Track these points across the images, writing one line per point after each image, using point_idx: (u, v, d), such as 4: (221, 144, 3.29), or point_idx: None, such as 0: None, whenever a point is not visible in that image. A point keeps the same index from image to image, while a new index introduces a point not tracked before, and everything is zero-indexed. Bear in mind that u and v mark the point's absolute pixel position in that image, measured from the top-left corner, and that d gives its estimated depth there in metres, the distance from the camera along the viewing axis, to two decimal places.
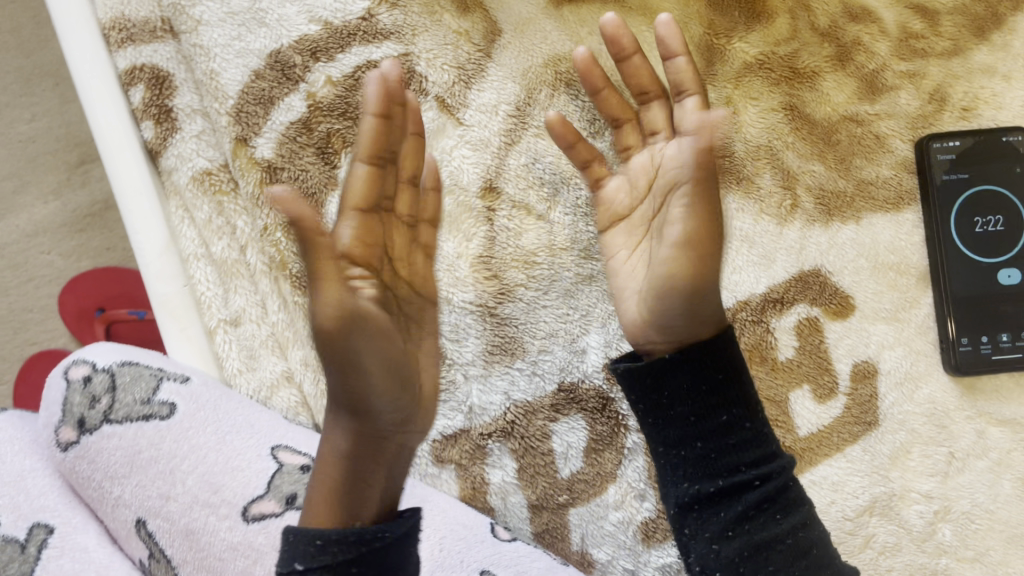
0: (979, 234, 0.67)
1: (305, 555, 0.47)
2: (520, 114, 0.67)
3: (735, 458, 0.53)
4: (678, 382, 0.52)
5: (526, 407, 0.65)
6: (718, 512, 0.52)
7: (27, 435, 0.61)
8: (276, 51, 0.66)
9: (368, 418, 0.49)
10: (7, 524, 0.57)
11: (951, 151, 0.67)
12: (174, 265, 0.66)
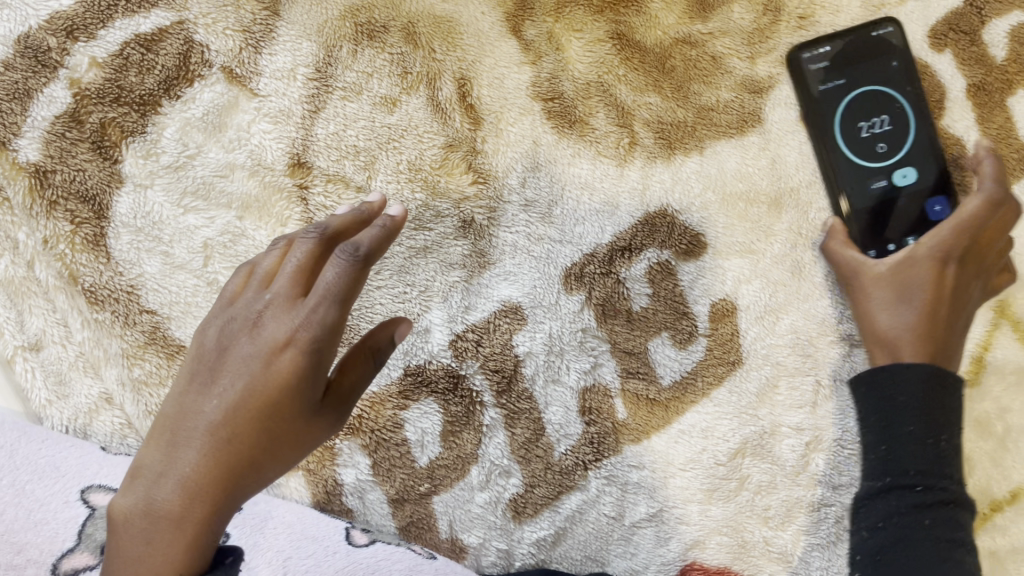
0: (867, 140, 0.60)
1: None
2: (322, 76, 0.60)
3: (905, 462, 0.51)
4: (915, 381, 0.52)
5: (372, 399, 0.60)
6: (885, 505, 0.52)
7: None
8: (26, 35, 0.57)
9: (207, 435, 0.42)
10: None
11: (822, 58, 0.61)
12: None
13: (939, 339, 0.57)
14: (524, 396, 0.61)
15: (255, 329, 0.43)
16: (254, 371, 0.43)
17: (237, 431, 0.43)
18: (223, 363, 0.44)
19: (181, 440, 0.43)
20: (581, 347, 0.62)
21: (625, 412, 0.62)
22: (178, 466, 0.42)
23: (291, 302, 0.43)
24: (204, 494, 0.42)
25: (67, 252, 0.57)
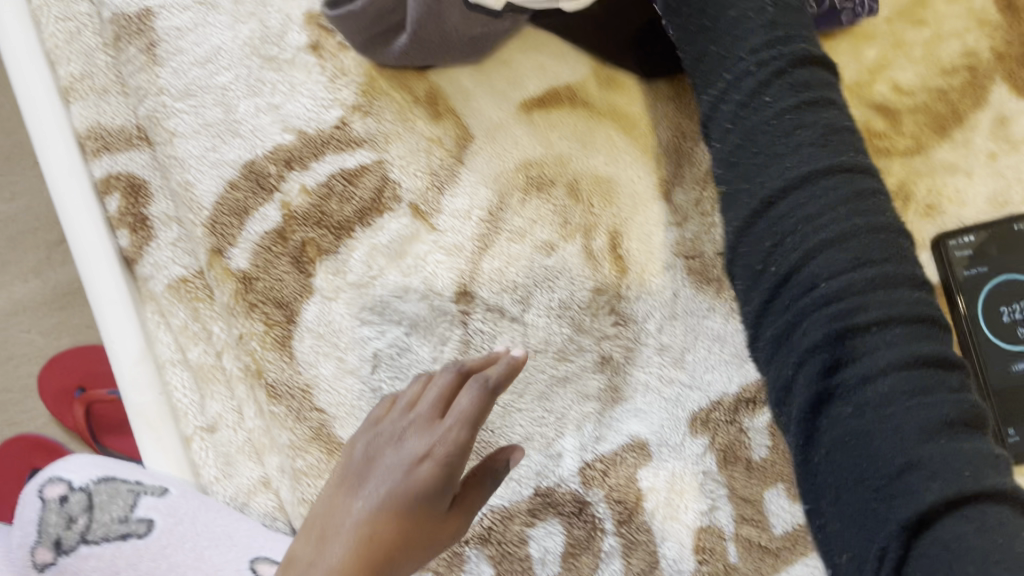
0: (1006, 324, 0.66)
1: None
2: (493, 219, 0.68)
3: (856, 380, 0.44)
4: (861, 325, 0.45)
5: (503, 512, 0.65)
6: (830, 395, 0.45)
7: None
8: (251, 161, 0.67)
9: (352, 531, 0.51)
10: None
11: (967, 246, 0.67)
12: (150, 373, 0.67)
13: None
14: (643, 527, 0.65)
15: (397, 446, 0.53)
16: (391, 480, 0.52)
17: (375, 532, 0.51)
18: (369, 471, 0.53)
19: (330, 538, 0.52)
20: (700, 488, 0.66)
21: (736, 555, 0.65)
22: (329, 558, 0.51)
23: (429, 422, 0.53)
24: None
25: (258, 349, 0.65)
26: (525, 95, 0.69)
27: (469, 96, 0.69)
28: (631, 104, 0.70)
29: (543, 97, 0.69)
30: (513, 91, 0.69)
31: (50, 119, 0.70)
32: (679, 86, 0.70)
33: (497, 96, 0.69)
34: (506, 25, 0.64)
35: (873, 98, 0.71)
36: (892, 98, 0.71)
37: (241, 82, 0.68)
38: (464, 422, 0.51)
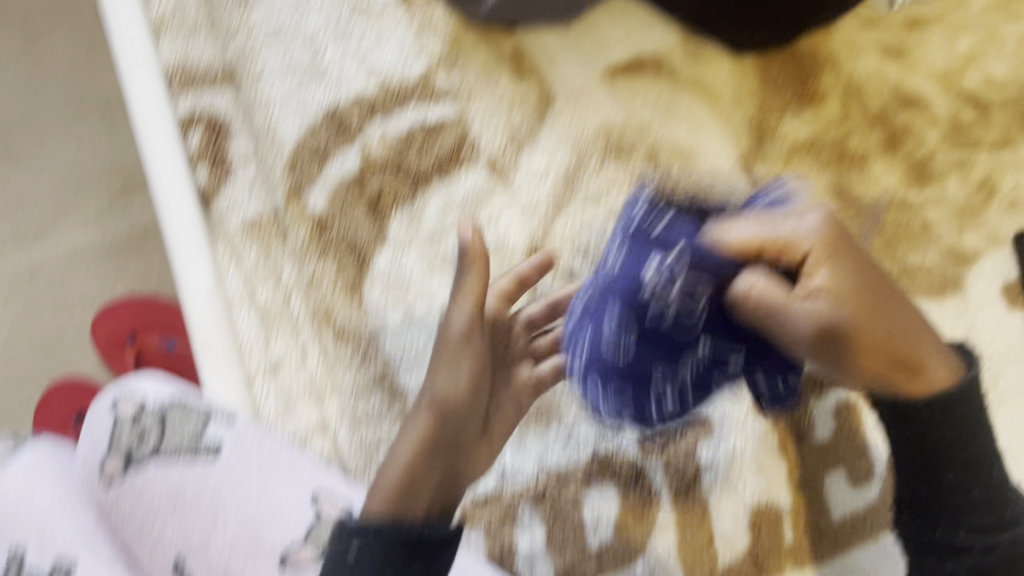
0: None
1: (361, 535, 0.50)
2: (570, 180, 0.68)
3: (958, 490, 0.58)
4: (949, 481, 0.58)
5: (559, 474, 0.65)
6: (960, 520, 0.58)
7: (55, 473, 0.61)
8: (334, 106, 0.69)
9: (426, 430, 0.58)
10: (37, 556, 0.57)
11: None
12: (219, 308, 0.65)
13: (871, 290, 0.51)
14: (699, 500, 0.65)
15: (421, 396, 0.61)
16: (456, 384, 0.61)
17: (440, 431, 0.59)
18: (433, 388, 0.61)
19: (401, 445, 0.58)
20: (759, 466, 0.66)
21: (791, 537, 0.65)
22: (401, 457, 0.57)
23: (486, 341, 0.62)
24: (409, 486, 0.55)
25: (328, 295, 0.67)
26: (611, 62, 0.70)
27: (555, 59, 0.70)
28: (717, 77, 0.70)
29: (629, 65, 0.70)
30: (599, 57, 0.70)
31: (137, 52, 0.69)
32: (766, 63, 0.70)
33: (583, 62, 0.70)
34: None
35: (964, 88, 0.70)
36: (982, 91, 0.70)
37: (330, 29, 0.71)
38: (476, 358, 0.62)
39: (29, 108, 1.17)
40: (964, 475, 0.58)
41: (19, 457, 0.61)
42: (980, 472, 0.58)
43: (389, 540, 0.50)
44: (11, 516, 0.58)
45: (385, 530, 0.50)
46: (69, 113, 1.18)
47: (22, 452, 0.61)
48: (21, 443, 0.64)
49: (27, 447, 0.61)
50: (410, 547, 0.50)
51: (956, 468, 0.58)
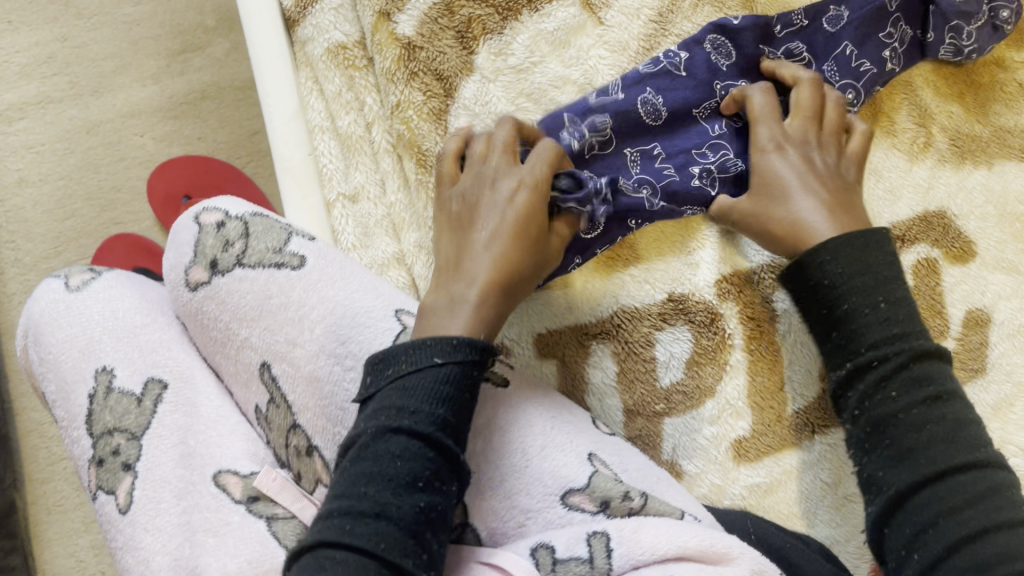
0: None
1: (442, 351, 0.48)
2: (662, 21, 0.67)
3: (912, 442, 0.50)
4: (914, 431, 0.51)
5: (632, 313, 0.65)
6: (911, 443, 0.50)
7: (133, 295, 0.66)
8: None
9: (468, 271, 0.53)
10: (125, 378, 0.61)
11: None
12: (301, 133, 0.68)
13: (838, 190, 0.59)
14: (772, 348, 0.65)
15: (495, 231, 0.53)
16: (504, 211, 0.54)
17: (509, 266, 0.53)
18: (477, 214, 0.54)
19: (459, 297, 0.52)
20: None
21: None
22: (457, 314, 0.51)
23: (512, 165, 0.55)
24: (490, 298, 0.52)
25: (413, 118, 0.65)
26: None
27: None
28: None
29: None
30: None
31: None
32: None
33: None
34: None
35: None
36: None
37: None
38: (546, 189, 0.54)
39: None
40: (924, 404, 0.51)
41: (93, 284, 0.66)
42: (875, 299, 0.54)
43: (469, 356, 0.48)
44: (97, 335, 0.63)
45: (464, 341, 0.49)
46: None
47: (96, 279, 0.66)
48: (100, 274, 0.67)
49: (102, 274, 0.67)
50: (481, 368, 0.49)
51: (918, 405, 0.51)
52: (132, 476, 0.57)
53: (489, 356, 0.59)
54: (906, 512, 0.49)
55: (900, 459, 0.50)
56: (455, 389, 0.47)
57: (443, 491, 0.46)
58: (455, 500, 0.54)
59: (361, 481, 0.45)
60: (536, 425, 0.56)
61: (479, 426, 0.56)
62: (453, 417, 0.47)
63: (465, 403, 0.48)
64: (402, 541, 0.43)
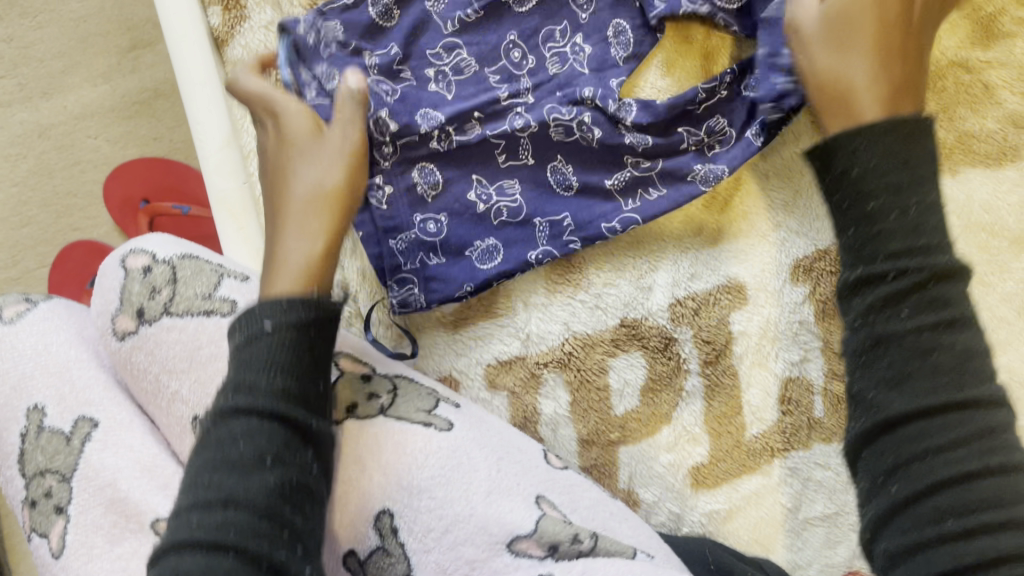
0: None
1: (273, 311, 0.45)
2: None
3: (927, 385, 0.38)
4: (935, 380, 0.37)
5: (585, 340, 0.63)
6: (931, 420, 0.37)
7: (68, 326, 0.63)
8: None
9: (281, 235, 0.51)
10: (56, 416, 0.58)
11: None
12: (235, 161, 0.65)
13: (897, 48, 0.46)
14: (728, 371, 0.63)
15: (286, 162, 0.53)
16: (317, 158, 0.53)
17: (330, 199, 0.52)
18: (287, 174, 0.53)
19: (281, 254, 0.51)
20: (793, 339, 0.63)
21: (822, 410, 0.63)
22: (291, 259, 0.50)
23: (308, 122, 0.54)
24: (321, 242, 0.51)
25: None
26: None
27: None
28: None
29: None
30: None
31: None
32: None
33: None
34: None
35: None
36: None
37: None
38: (357, 115, 0.55)
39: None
40: (954, 366, 0.37)
41: (26, 316, 0.62)
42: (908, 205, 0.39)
43: (301, 317, 0.46)
44: (29, 371, 0.60)
45: (294, 300, 0.46)
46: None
47: (31, 310, 0.62)
48: (36, 305, 0.63)
49: (37, 304, 0.63)
50: (319, 321, 0.46)
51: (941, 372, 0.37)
52: (64, 519, 0.55)
53: (433, 398, 0.58)
54: (918, 506, 0.37)
55: (904, 421, 0.38)
56: (293, 354, 0.44)
57: (299, 464, 0.43)
58: (399, 553, 0.52)
59: (207, 470, 0.42)
60: (478, 470, 0.54)
61: (418, 476, 0.53)
62: (297, 385, 0.44)
63: (310, 364, 0.45)
64: (255, 523, 0.41)
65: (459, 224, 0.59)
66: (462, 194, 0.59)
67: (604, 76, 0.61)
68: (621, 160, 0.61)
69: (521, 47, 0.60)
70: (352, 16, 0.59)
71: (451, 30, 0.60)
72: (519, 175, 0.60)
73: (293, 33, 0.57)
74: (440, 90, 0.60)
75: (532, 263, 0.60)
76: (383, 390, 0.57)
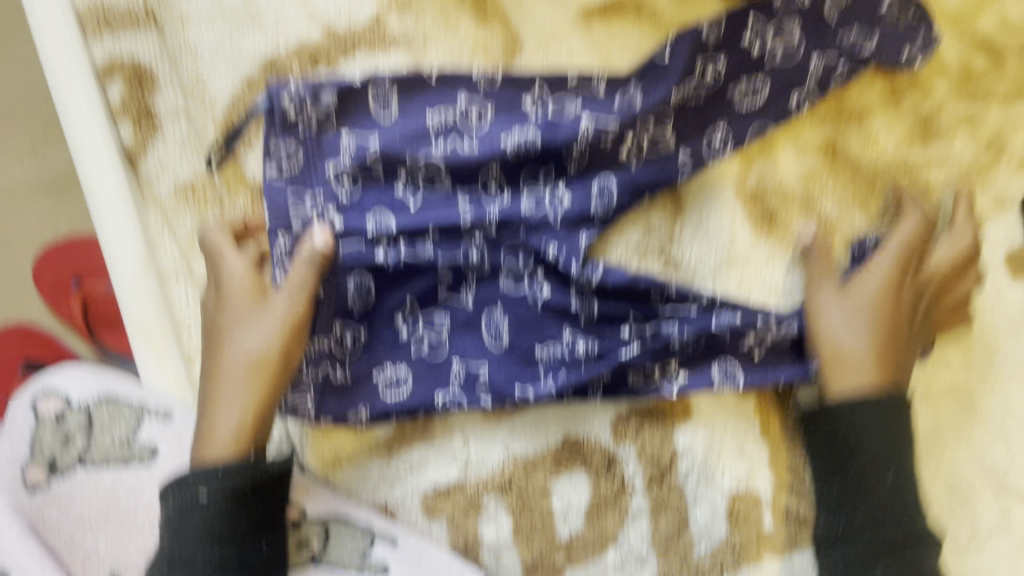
0: None
1: (209, 486, 0.50)
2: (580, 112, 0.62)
3: (846, 525, 0.55)
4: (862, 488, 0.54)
5: (525, 462, 0.60)
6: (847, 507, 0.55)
7: None
8: (272, 57, 0.61)
9: (215, 399, 0.54)
10: None
11: None
12: (153, 286, 0.61)
13: (899, 342, 0.56)
14: (674, 489, 0.61)
15: (222, 331, 0.55)
16: (256, 331, 0.54)
17: (263, 369, 0.54)
18: (220, 333, 0.55)
19: (211, 416, 0.54)
20: (739, 452, 0.61)
21: (771, 523, 0.61)
22: (219, 426, 0.54)
23: (247, 314, 0.55)
24: (256, 420, 0.54)
25: None
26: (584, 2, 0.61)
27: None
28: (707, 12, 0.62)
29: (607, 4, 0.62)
30: None
31: None
32: None
33: (553, 3, 0.62)
34: None
35: (976, 31, 0.63)
36: (997, 35, 0.63)
37: None
38: (305, 283, 0.54)
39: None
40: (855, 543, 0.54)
41: None
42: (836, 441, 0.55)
43: (237, 483, 0.50)
44: None
45: (227, 471, 0.50)
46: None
47: None
48: None
49: None
50: (257, 489, 0.51)
51: (850, 510, 0.55)
52: None
53: (369, 536, 0.57)
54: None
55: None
56: (224, 524, 0.50)
57: None
58: None
59: None
60: None
61: None
62: (230, 550, 0.50)
63: (241, 529, 0.50)
64: None
65: (373, 349, 0.59)
66: (390, 318, 0.59)
67: (576, 231, 0.59)
68: (572, 309, 0.59)
69: (499, 178, 0.58)
70: (324, 139, 0.57)
71: (436, 147, 0.57)
72: (452, 313, 0.59)
73: (275, 101, 0.57)
74: (405, 197, 0.58)
75: (437, 404, 0.59)
76: (312, 536, 0.56)
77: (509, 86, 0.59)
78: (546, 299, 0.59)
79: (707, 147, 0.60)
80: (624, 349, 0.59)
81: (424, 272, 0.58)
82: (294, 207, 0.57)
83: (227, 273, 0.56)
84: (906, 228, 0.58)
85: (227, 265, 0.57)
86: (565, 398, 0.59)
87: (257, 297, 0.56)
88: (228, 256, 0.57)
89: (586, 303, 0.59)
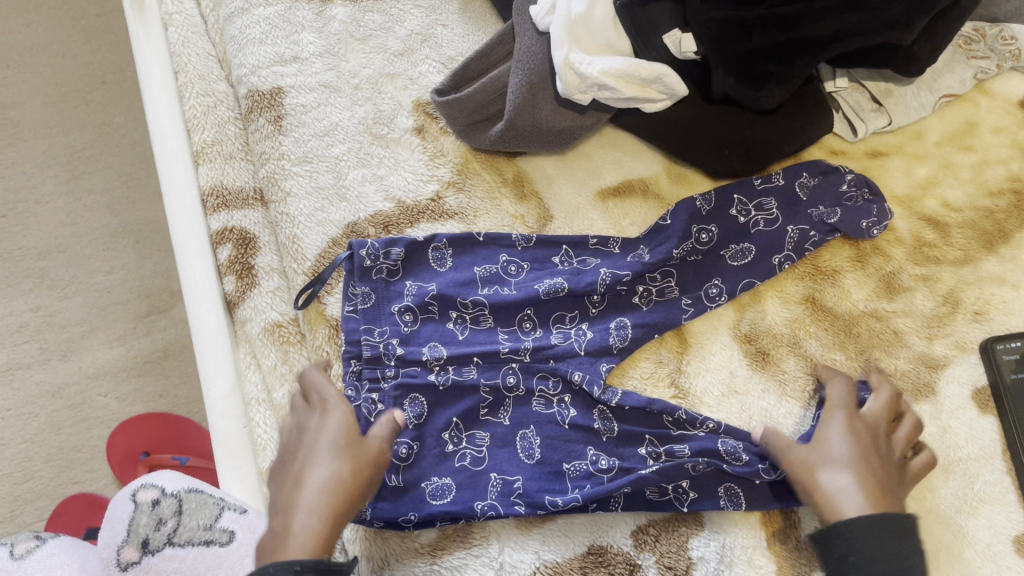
0: None
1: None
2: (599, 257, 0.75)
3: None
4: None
5: (554, 568, 0.66)
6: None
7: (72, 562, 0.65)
8: (353, 222, 0.74)
9: (298, 501, 0.57)
10: None
11: (1014, 350, 0.71)
12: (237, 408, 0.72)
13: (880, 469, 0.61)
14: None
15: (315, 450, 0.60)
16: (350, 454, 0.60)
17: (349, 486, 0.58)
18: (314, 451, 0.60)
19: (293, 516, 0.56)
20: (750, 563, 0.67)
21: None
22: (298, 527, 0.55)
23: (342, 438, 0.61)
24: (331, 530, 0.56)
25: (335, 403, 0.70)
26: (602, 186, 0.78)
27: (551, 183, 0.78)
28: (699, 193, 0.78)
29: (619, 188, 0.78)
30: (591, 181, 0.78)
31: (180, 178, 0.79)
32: (745, 155, 0.75)
33: (578, 185, 0.78)
34: (590, 121, 0.75)
35: (924, 211, 0.78)
36: (941, 213, 0.78)
37: (352, 154, 0.76)
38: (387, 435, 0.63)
39: (65, 233, 1.06)
40: None
41: (35, 551, 0.65)
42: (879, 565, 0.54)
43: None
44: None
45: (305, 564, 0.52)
46: (104, 241, 1.06)
47: (40, 546, 0.66)
48: (44, 542, 0.67)
49: (46, 541, 0.67)
50: None
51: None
52: None
53: None
54: None
55: None
56: None
57: None
58: None
59: None
60: None
61: None
62: None
63: None
64: None
65: (422, 459, 0.66)
66: (437, 435, 0.67)
67: (596, 361, 0.70)
68: (595, 427, 0.69)
69: (534, 319, 0.72)
70: (392, 285, 0.71)
71: (483, 290, 0.71)
72: (492, 431, 0.68)
73: (356, 252, 0.70)
74: (456, 330, 0.70)
75: (477, 511, 0.64)
76: None
77: (543, 246, 0.74)
78: (574, 419, 0.69)
79: (704, 295, 0.73)
80: (641, 465, 0.67)
81: (471, 392, 0.68)
82: (365, 337, 0.69)
83: (326, 408, 0.64)
84: (837, 389, 0.68)
85: (326, 402, 0.64)
86: (589, 507, 0.66)
87: (352, 430, 0.62)
88: (328, 396, 0.65)
89: (609, 424, 0.69)
